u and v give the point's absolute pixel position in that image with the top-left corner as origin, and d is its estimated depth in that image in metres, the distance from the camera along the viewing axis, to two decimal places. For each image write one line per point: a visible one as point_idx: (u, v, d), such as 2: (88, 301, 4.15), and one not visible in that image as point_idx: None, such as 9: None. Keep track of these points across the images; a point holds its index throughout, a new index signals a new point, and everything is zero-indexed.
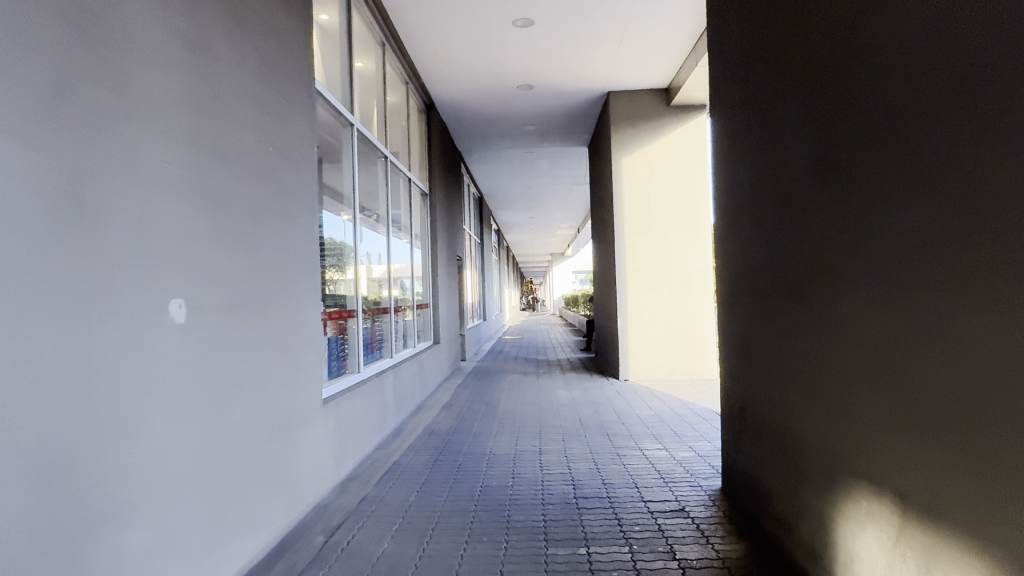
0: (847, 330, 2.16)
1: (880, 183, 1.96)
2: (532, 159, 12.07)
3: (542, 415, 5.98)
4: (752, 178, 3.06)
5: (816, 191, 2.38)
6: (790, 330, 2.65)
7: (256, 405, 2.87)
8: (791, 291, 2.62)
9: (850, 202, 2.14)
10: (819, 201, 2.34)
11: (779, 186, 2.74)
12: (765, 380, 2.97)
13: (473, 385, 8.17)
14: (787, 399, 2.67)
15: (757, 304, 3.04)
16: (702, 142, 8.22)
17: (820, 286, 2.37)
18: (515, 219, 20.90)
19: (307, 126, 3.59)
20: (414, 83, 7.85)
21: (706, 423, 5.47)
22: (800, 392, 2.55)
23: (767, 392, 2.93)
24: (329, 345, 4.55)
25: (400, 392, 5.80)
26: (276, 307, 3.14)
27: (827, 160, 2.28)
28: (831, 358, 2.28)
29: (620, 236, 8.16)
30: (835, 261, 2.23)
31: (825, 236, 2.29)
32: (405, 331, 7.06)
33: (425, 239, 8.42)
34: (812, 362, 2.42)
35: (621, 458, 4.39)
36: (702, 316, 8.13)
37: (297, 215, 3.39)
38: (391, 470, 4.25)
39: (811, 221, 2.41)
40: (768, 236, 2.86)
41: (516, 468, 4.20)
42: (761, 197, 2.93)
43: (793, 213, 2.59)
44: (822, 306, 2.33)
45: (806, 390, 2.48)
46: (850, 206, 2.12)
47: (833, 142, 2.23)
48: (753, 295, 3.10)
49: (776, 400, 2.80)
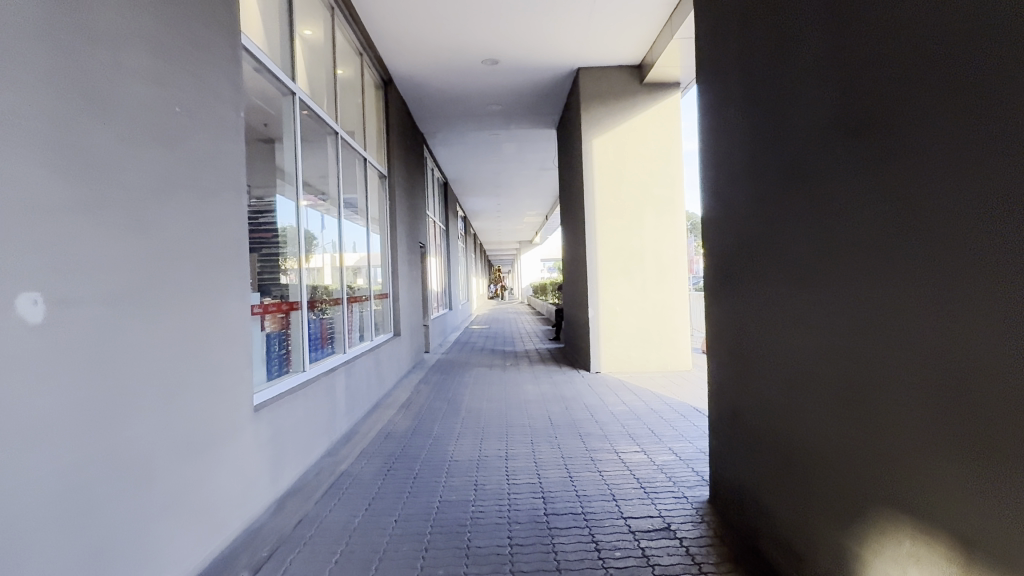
0: (873, 328, 1.80)
1: (921, 143, 1.58)
2: (498, 141, 11.57)
3: (509, 413, 5.55)
4: (747, 149, 2.67)
5: (832, 159, 2.00)
6: (797, 322, 2.27)
7: (158, 421, 2.39)
8: (798, 278, 2.24)
9: (878, 169, 1.76)
10: (834, 174, 1.98)
11: (780, 157, 2.37)
12: (762, 380, 2.59)
13: (436, 379, 7.71)
14: (793, 402, 2.30)
15: (753, 293, 2.66)
16: (676, 121, 7.80)
17: (835, 271, 1.99)
18: (481, 205, 20.35)
19: (226, 88, 3.08)
20: (369, 55, 7.27)
21: (685, 420, 5.09)
22: (809, 396, 2.18)
23: (765, 394, 2.55)
24: (267, 343, 4.03)
25: (353, 391, 5.31)
26: (188, 301, 2.65)
27: (848, 123, 1.90)
28: (851, 357, 1.91)
29: (591, 221, 7.74)
30: (858, 246, 1.86)
31: (844, 215, 1.93)
32: (361, 325, 6.55)
33: (384, 224, 7.88)
34: (824, 364, 2.06)
35: (596, 464, 3.98)
36: (676, 306, 7.76)
37: (211, 192, 2.89)
38: (338, 483, 3.78)
39: (824, 196, 2.05)
40: (766, 216, 2.49)
41: (480, 478, 3.76)
42: (759, 169, 2.54)
43: (801, 186, 2.21)
44: (839, 299, 1.97)
45: (817, 396, 2.12)
46: (879, 178, 1.75)
47: (858, 97, 1.84)
48: (747, 283, 2.72)
49: (778, 404, 2.42)
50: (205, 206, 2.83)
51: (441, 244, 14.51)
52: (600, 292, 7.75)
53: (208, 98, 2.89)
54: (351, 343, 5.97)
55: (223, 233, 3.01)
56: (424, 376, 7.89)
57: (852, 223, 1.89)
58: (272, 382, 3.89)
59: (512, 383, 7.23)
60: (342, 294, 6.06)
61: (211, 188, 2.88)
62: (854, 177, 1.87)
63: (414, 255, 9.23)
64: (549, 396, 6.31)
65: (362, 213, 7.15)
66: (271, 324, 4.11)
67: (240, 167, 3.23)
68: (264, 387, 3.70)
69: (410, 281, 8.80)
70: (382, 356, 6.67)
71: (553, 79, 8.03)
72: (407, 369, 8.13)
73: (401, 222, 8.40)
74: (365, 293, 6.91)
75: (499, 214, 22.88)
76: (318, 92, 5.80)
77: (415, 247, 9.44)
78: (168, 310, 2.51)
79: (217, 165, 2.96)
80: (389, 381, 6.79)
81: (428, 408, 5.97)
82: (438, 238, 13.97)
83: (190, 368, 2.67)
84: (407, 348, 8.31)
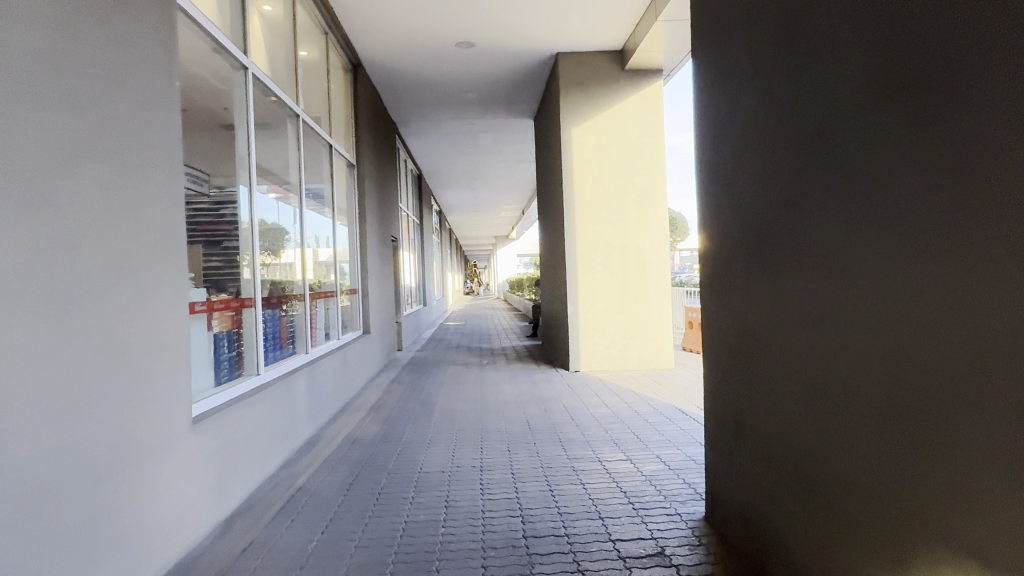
0: (914, 332, 1.53)
1: (990, 108, 1.29)
2: (473, 131, 11.18)
3: (485, 416, 5.21)
4: (754, 126, 2.37)
5: (863, 133, 1.71)
6: (817, 323, 1.98)
7: (61, 443, 2.01)
8: (820, 271, 1.95)
9: (927, 142, 1.47)
10: (867, 149, 1.69)
11: (781, 143, 2.17)
12: (772, 387, 2.30)
13: (408, 379, 7.33)
14: (812, 415, 2.01)
15: (761, 289, 2.37)
16: (658, 109, 7.48)
17: (868, 263, 1.70)
18: (457, 199, 19.92)
19: (156, 55, 2.68)
20: (335, 36, 6.83)
21: (673, 424, 4.78)
22: (832, 408, 1.89)
23: (776, 403, 2.26)
24: (215, 345, 3.63)
25: (316, 395, 4.92)
26: (105, 300, 2.27)
27: (864, 101, 1.70)
28: (889, 366, 1.62)
29: (569, 214, 7.41)
30: (894, 236, 1.60)
31: (861, 204, 1.72)
32: (327, 322, 6.16)
33: (352, 215, 7.46)
34: (853, 371, 1.78)
35: (579, 475, 3.66)
36: (658, 301, 7.47)
37: (136, 172, 2.49)
38: (294, 500, 3.40)
39: (835, 184, 1.84)
40: (777, 202, 2.21)
41: (452, 493, 3.42)
42: (771, 148, 2.23)
43: (823, 165, 1.91)
44: (854, 297, 1.77)
45: (831, 405, 1.90)
46: (929, 151, 1.46)
47: (902, 58, 1.55)
48: (754, 278, 2.42)
49: (793, 415, 2.14)
50: (129, 188, 2.44)
51: (414, 238, 14.08)
52: (579, 288, 7.42)
53: (134, 65, 2.51)
54: (314, 342, 5.58)
55: (154, 220, 2.62)
56: (395, 376, 7.52)
57: (870, 211, 1.68)
58: (220, 387, 3.49)
59: (488, 383, 6.89)
60: (304, 289, 5.65)
61: (136, 167, 2.49)
62: (870, 160, 1.68)
63: (385, 249, 8.83)
64: (527, 397, 5.97)
65: (327, 204, 6.73)
66: (220, 324, 3.71)
67: (176, 146, 2.84)
68: (209, 393, 3.30)
69: (381, 276, 8.41)
70: (350, 355, 6.29)
71: (531, 65, 7.69)
72: (378, 369, 7.75)
73: (372, 214, 7.99)
74: (330, 288, 6.51)
75: (475, 208, 22.46)
76: (278, 72, 5.37)
77: (387, 240, 9.04)
78: (78, 310, 2.12)
79: (144, 141, 2.57)
80: (357, 381, 6.41)
81: (399, 410, 5.61)
82: (411, 232, 13.55)
83: (110, 377, 2.28)
84: (378, 346, 7.93)
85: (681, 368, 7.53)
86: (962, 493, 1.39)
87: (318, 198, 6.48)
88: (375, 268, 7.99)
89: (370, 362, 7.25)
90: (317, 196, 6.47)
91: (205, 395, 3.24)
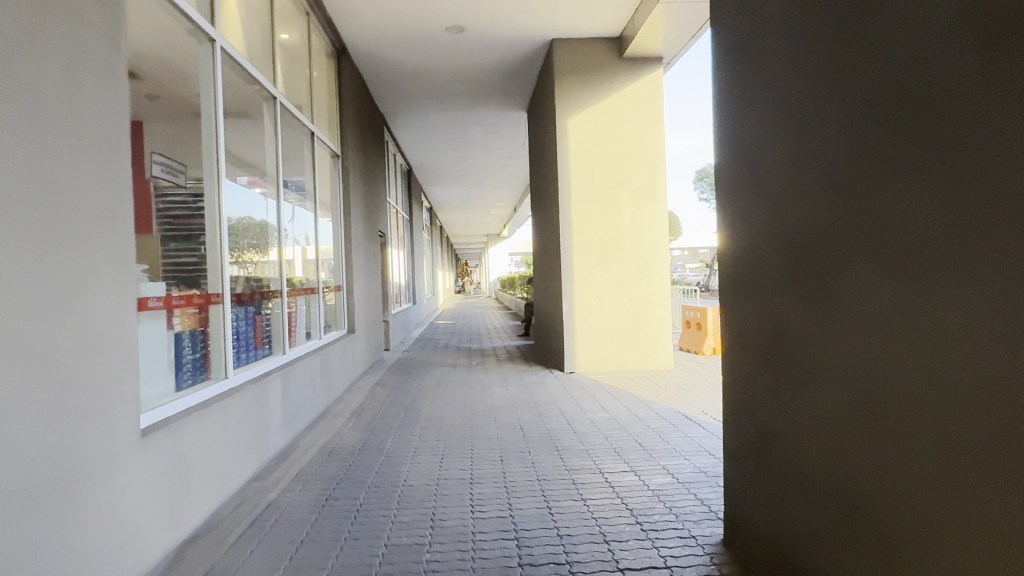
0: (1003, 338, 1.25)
1: None
2: (464, 124, 10.82)
3: (475, 422, 4.87)
4: (784, 100, 2.08)
5: (927, 99, 1.44)
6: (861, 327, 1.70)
7: None
8: (865, 265, 1.67)
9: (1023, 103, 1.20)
10: (935, 118, 1.41)
11: (796, 135, 2.01)
12: (801, 399, 2.02)
13: (395, 382, 6.98)
14: (855, 434, 1.73)
15: (789, 287, 2.08)
16: (657, 99, 7.14)
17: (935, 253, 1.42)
18: (447, 196, 19.54)
19: (93, 9, 2.31)
20: (317, 19, 6.46)
21: (677, 431, 4.44)
22: (884, 427, 1.61)
23: (807, 418, 1.98)
24: (177, 346, 3.27)
25: (293, 399, 4.56)
26: (28, 289, 1.91)
27: (860, 105, 1.67)
28: (966, 380, 1.34)
29: (565, 208, 7.06)
30: (973, 221, 1.32)
31: (863, 208, 1.67)
32: (306, 320, 5.79)
33: (336, 209, 7.08)
34: (913, 384, 1.50)
35: (578, 489, 3.33)
36: (656, 300, 7.14)
37: (65, 145, 2.11)
38: (263, 517, 3.06)
39: (833, 192, 1.80)
40: (811, 186, 1.93)
41: (438, 510, 3.08)
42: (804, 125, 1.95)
43: (871, 141, 1.63)
44: (858, 302, 1.70)
45: (881, 423, 1.62)
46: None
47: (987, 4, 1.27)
48: (781, 273, 2.14)
49: (829, 433, 1.86)
50: (58, 161, 2.08)
51: (403, 235, 13.71)
52: (575, 285, 7.09)
53: (68, 24, 2.15)
54: (292, 342, 5.22)
55: (91, 205, 2.25)
56: (381, 378, 7.16)
57: (875, 212, 1.62)
58: (181, 394, 3.13)
59: (478, 385, 6.55)
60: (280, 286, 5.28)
61: (68, 138, 2.13)
62: (871, 162, 1.63)
63: (372, 245, 8.47)
64: (519, 401, 5.62)
65: (309, 196, 6.37)
66: (183, 322, 3.36)
67: (122, 122, 2.47)
68: (165, 400, 2.94)
69: (367, 273, 8.04)
70: (332, 357, 5.94)
71: (525, 53, 7.35)
72: (363, 370, 7.39)
73: (357, 207, 7.61)
74: (311, 285, 6.14)
75: (465, 205, 22.09)
76: (254, 51, 5.00)
77: (373, 236, 8.68)
78: None
79: (78, 112, 2.19)
80: (339, 384, 6.05)
81: (383, 416, 5.27)
82: (400, 228, 13.18)
83: (36, 383, 1.93)
84: (363, 347, 7.56)
85: (681, 370, 7.22)
86: (1008, 497, 1.25)
87: (297, 189, 6.10)
88: (360, 264, 7.63)
89: (355, 364, 6.90)
90: (297, 186, 6.10)
91: (159, 402, 2.88)
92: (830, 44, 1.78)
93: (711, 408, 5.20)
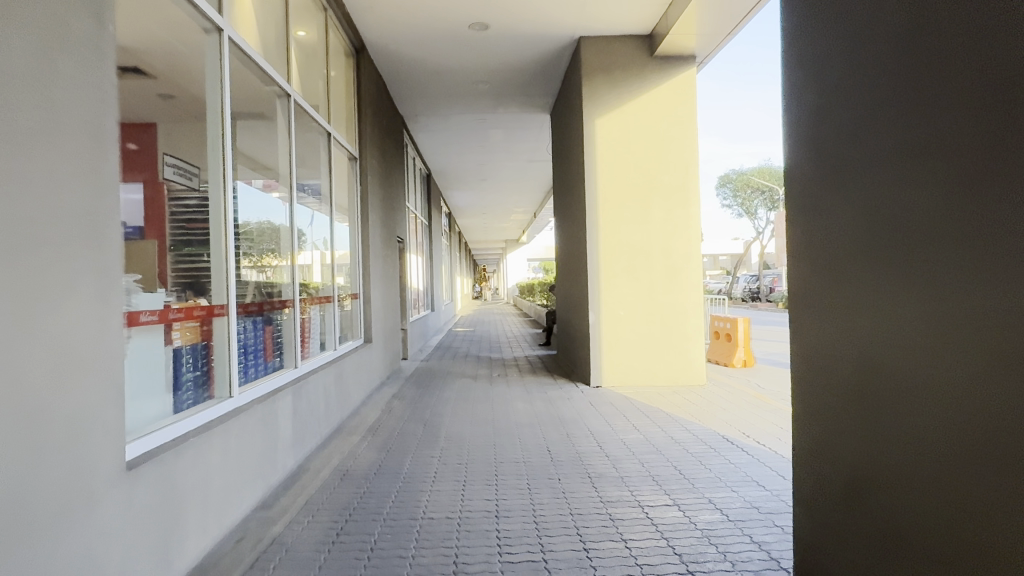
0: None
1: None
2: (486, 127, 10.53)
3: (499, 442, 4.54)
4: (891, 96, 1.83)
5: None
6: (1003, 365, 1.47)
7: None
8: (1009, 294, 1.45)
9: None
10: None
11: (907, 137, 1.77)
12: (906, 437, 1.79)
13: (412, 394, 6.67)
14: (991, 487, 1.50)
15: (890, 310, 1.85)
16: (690, 99, 6.76)
17: None
18: (467, 201, 19.29)
19: None
20: (336, 15, 6.20)
21: (721, 457, 4.05)
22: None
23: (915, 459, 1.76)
24: (175, 363, 2.98)
25: (305, 417, 4.26)
26: None
27: (961, 113, 1.58)
28: None
29: (591, 214, 6.73)
30: None
31: (957, 217, 1.60)
32: (320, 330, 5.51)
33: (353, 213, 6.79)
34: None
35: (616, 526, 2.98)
36: (688, 311, 6.75)
37: (36, 136, 1.82)
38: (265, 555, 2.75)
39: (963, 206, 1.58)
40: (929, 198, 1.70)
41: (461, 550, 2.76)
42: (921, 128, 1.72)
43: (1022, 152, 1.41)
44: (901, 312, 1.81)
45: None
46: None
47: None
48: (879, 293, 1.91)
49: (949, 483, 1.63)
50: (29, 153, 1.79)
51: (422, 241, 13.44)
52: (601, 295, 6.73)
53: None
54: (305, 354, 4.93)
55: (66, 206, 1.94)
56: (398, 390, 6.86)
57: (923, 228, 1.72)
58: (179, 417, 2.83)
59: (501, 400, 6.21)
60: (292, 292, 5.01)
61: (42, 126, 1.84)
62: (974, 171, 1.55)
63: (390, 251, 8.19)
64: (545, 418, 5.27)
65: (325, 200, 6.09)
66: (182, 336, 3.07)
67: (111, 114, 2.18)
68: (159, 424, 2.65)
69: (385, 280, 7.77)
70: (348, 368, 5.64)
71: (551, 51, 7.04)
72: (379, 382, 7.09)
73: (376, 212, 7.32)
74: (324, 293, 5.85)
75: (485, 210, 21.81)
76: (268, 46, 4.73)
77: (392, 242, 8.40)
78: None
79: (55, 99, 1.89)
80: (354, 398, 5.75)
81: (400, 433, 4.95)
82: (419, 233, 12.91)
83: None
84: (380, 357, 7.27)
85: (714, 385, 6.81)
86: None
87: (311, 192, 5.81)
88: (378, 270, 7.34)
89: (371, 375, 6.60)
90: (312, 190, 5.83)
91: (149, 428, 2.57)
92: (855, 72, 1.99)
93: (753, 429, 4.81)
